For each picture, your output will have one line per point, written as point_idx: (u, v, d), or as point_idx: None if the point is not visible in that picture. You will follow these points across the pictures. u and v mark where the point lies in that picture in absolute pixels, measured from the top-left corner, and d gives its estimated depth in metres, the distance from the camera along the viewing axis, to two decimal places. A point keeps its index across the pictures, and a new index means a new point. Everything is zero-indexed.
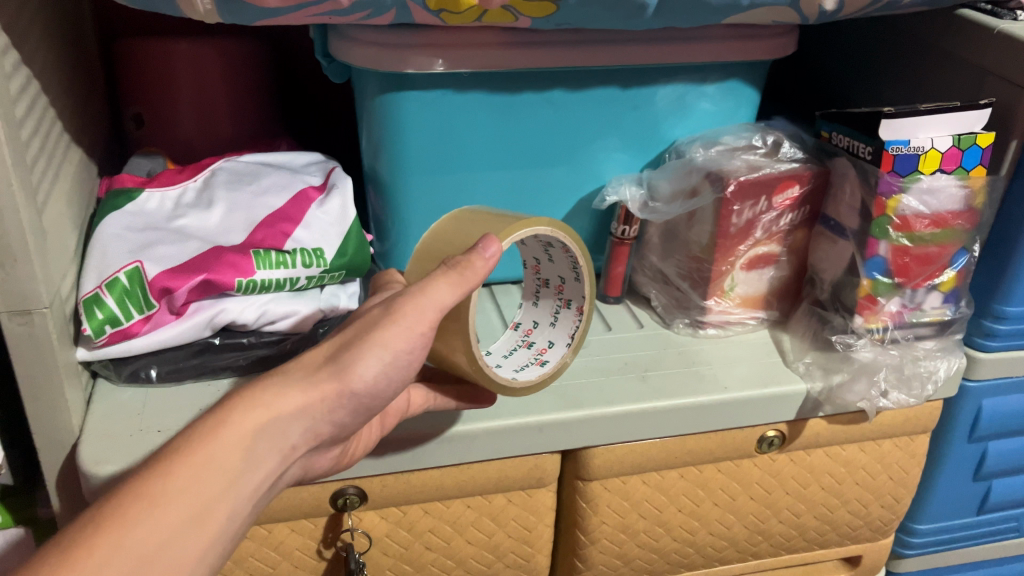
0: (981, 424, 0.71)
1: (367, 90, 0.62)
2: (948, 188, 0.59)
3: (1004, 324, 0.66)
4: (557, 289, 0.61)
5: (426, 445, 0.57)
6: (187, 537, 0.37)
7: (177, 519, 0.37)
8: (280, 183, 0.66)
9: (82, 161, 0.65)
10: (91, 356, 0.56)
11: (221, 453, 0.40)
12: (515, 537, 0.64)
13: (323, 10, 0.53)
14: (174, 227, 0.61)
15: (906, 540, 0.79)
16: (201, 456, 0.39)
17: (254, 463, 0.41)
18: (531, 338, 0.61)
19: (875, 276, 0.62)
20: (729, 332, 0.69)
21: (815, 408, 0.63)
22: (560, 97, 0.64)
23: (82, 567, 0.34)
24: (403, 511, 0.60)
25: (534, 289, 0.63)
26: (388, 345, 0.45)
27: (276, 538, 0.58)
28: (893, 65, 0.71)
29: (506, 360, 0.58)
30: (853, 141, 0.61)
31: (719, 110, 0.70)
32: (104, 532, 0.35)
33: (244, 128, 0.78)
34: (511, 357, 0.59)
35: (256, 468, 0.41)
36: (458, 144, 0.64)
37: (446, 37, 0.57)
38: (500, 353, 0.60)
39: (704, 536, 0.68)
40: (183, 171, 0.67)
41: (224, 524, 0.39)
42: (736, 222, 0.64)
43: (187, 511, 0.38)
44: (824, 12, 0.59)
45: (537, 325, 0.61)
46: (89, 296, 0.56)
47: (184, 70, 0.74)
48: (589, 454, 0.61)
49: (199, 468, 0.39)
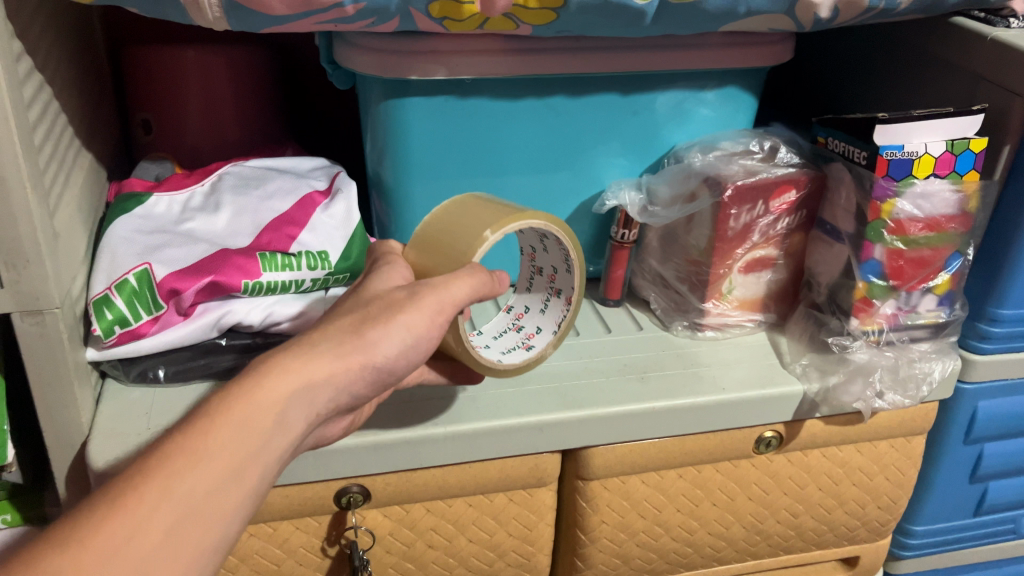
0: (976, 426, 0.72)
1: (372, 96, 0.63)
2: (941, 193, 0.60)
3: (999, 327, 0.67)
4: (549, 276, 0.62)
5: (429, 443, 0.58)
6: (225, 491, 0.38)
7: (218, 474, 0.38)
8: (286, 187, 0.67)
9: (91, 166, 0.66)
10: (101, 356, 0.58)
11: (260, 421, 0.40)
12: (516, 535, 0.65)
13: (329, 18, 0.54)
14: (182, 231, 0.62)
15: (904, 542, 0.79)
16: (239, 418, 0.40)
17: (284, 428, 0.42)
18: (522, 323, 0.62)
19: (870, 279, 0.63)
20: (727, 335, 0.70)
21: (812, 409, 0.64)
22: (561, 103, 0.65)
23: (134, 511, 0.35)
24: (406, 510, 0.61)
25: (528, 277, 0.65)
26: (412, 327, 0.46)
27: (281, 536, 0.60)
28: (889, 72, 0.72)
29: (493, 341, 0.61)
30: (849, 146, 0.62)
31: (718, 116, 0.71)
32: (149, 486, 0.36)
33: (250, 133, 0.80)
34: (498, 340, 0.61)
35: (285, 433, 0.42)
36: (460, 148, 0.65)
37: (449, 44, 0.59)
38: (490, 337, 0.62)
39: (703, 536, 0.69)
40: (191, 176, 0.68)
41: (256, 482, 0.40)
42: (734, 226, 0.65)
43: (227, 467, 0.38)
44: (819, 20, 0.60)
45: (528, 310, 0.63)
46: (99, 297, 0.57)
47: (192, 77, 0.75)
48: (589, 454, 0.62)
49: (240, 428, 0.40)
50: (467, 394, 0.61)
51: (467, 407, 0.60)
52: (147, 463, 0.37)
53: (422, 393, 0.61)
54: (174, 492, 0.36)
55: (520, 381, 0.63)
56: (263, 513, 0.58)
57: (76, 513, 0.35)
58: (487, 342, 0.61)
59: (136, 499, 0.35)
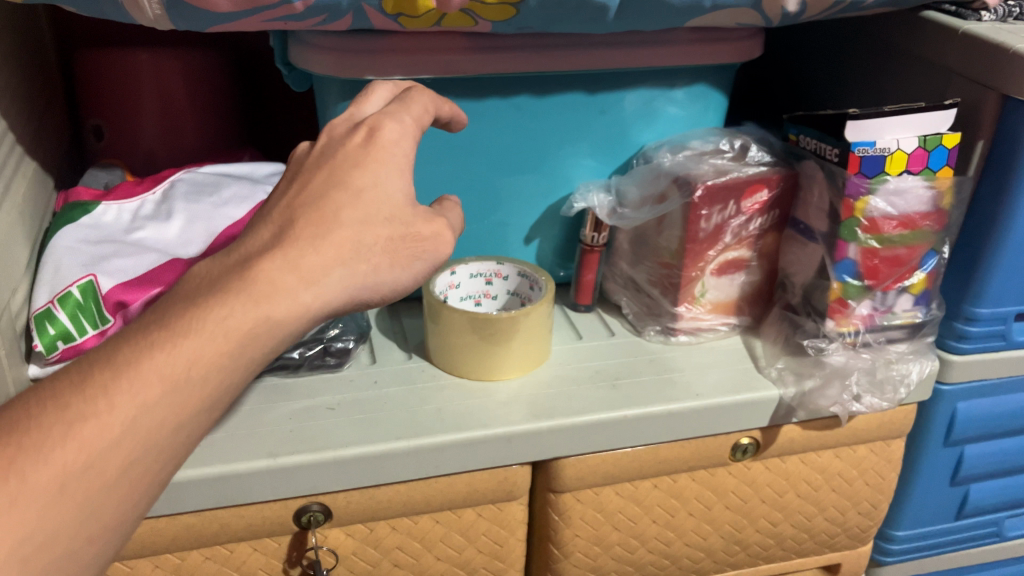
0: (956, 428, 0.71)
1: (328, 98, 0.61)
2: (915, 189, 0.59)
3: (976, 326, 0.66)
4: (499, 275, 0.68)
5: (391, 458, 0.55)
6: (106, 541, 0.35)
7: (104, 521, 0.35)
8: (241, 194, 0.64)
9: (36, 174, 0.63)
10: (43, 374, 0.55)
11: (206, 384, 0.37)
12: (486, 551, 0.62)
13: (279, 15, 0.52)
14: (132, 240, 0.59)
15: (885, 548, 0.78)
16: None
17: None
18: (454, 287, 0.67)
19: (844, 279, 0.61)
20: (701, 339, 0.68)
21: (788, 414, 0.63)
22: (526, 103, 0.63)
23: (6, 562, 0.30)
24: (370, 528, 0.58)
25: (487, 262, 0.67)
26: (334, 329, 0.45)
27: (238, 558, 0.57)
28: (859, 68, 0.71)
29: (461, 284, 0.67)
30: (821, 142, 0.61)
31: (687, 115, 0.69)
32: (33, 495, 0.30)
33: (205, 138, 0.77)
34: (468, 280, 0.67)
35: None
36: (427, 147, 0.63)
37: (407, 42, 0.57)
38: (465, 274, 0.67)
39: (680, 547, 0.67)
40: (142, 183, 0.65)
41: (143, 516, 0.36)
42: (705, 227, 0.63)
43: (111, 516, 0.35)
44: (788, 13, 0.59)
45: (456, 277, 0.66)
46: (41, 311, 0.54)
47: (145, 82, 0.73)
48: (560, 465, 0.60)
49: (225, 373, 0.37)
50: (432, 405, 0.59)
51: (433, 419, 0.57)
52: (121, 364, 0.34)
53: (381, 403, 0.59)
54: (138, 424, 0.33)
55: (488, 391, 0.61)
56: (219, 535, 0.55)
57: (34, 414, 0.32)
58: (457, 281, 0.67)
59: (101, 418, 0.32)
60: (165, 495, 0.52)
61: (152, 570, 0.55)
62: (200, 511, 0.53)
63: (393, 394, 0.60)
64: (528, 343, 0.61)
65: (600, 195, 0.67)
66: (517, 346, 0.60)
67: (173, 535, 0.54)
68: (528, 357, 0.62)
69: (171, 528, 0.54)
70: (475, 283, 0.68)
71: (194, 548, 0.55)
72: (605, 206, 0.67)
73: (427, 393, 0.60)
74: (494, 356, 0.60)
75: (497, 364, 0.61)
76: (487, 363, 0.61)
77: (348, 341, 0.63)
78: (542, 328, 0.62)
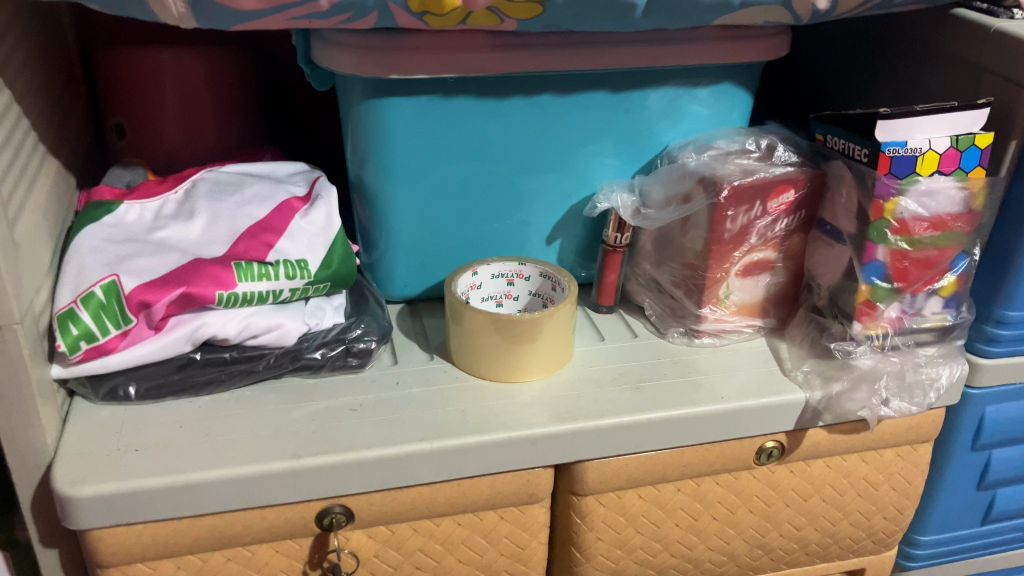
0: (984, 432, 0.70)
1: (349, 98, 0.60)
2: (946, 190, 0.58)
3: (1006, 329, 0.65)
4: (519, 275, 0.67)
5: (414, 460, 0.55)
6: None
7: None
8: (263, 193, 0.63)
9: (59, 173, 0.63)
10: (67, 374, 0.55)
11: None
12: (507, 555, 0.62)
13: (303, 13, 0.51)
14: (154, 240, 0.59)
15: (909, 552, 0.77)
16: None
17: None
18: (474, 286, 0.66)
19: (873, 281, 0.61)
20: (725, 341, 0.67)
21: (815, 417, 0.62)
22: (550, 102, 0.63)
23: None
24: (392, 530, 0.58)
25: (508, 263, 0.66)
26: None
27: (260, 560, 0.56)
28: (887, 66, 0.70)
29: (484, 285, 0.67)
30: (849, 143, 0.60)
31: (712, 113, 0.68)
32: None
33: (226, 137, 0.77)
34: (490, 281, 0.67)
35: None
36: (450, 147, 0.62)
37: (431, 40, 0.56)
38: (488, 275, 0.66)
39: (703, 551, 0.66)
40: (164, 182, 0.65)
41: None
42: (730, 228, 0.63)
43: None
44: (818, 10, 0.58)
45: (477, 276, 0.66)
46: (64, 311, 0.54)
47: (166, 80, 0.73)
48: (583, 468, 0.59)
49: None
50: (455, 407, 0.58)
51: (456, 421, 0.57)
52: None
53: (403, 405, 0.59)
54: None
55: (511, 392, 0.60)
56: (241, 536, 0.55)
57: None
58: (480, 282, 0.66)
59: None
60: (188, 496, 0.52)
61: (175, 571, 0.55)
62: (223, 512, 0.53)
63: (415, 395, 0.60)
64: (551, 345, 0.60)
65: (624, 195, 0.66)
66: (540, 348, 0.60)
67: (196, 537, 0.54)
68: (553, 358, 0.61)
69: (194, 529, 0.53)
70: (496, 283, 0.67)
71: (217, 549, 0.55)
72: (629, 206, 0.66)
73: (450, 394, 0.60)
74: (519, 357, 0.60)
75: (519, 365, 0.60)
76: (511, 363, 0.60)
77: (370, 341, 0.62)
78: (567, 330, 0.61)
